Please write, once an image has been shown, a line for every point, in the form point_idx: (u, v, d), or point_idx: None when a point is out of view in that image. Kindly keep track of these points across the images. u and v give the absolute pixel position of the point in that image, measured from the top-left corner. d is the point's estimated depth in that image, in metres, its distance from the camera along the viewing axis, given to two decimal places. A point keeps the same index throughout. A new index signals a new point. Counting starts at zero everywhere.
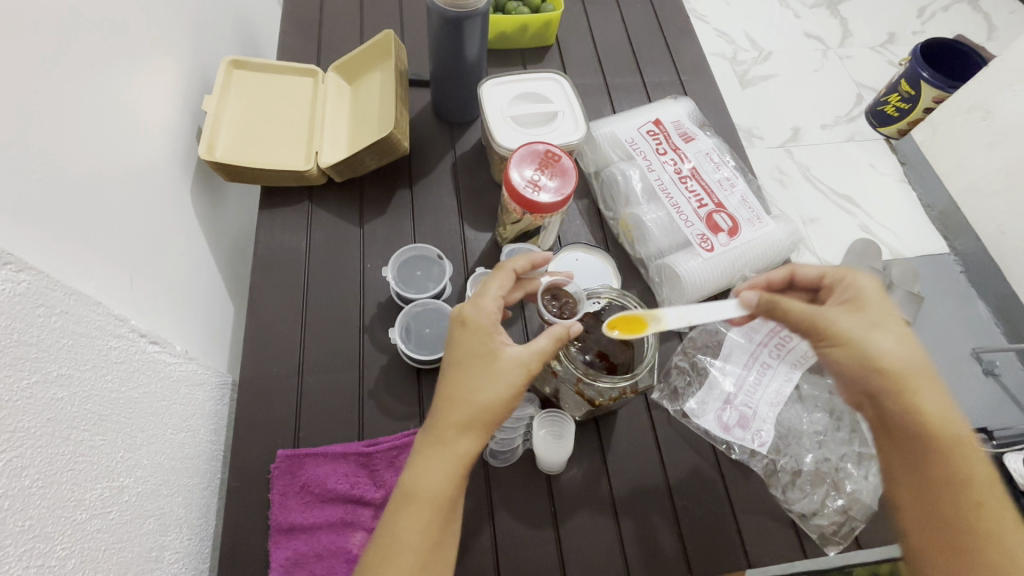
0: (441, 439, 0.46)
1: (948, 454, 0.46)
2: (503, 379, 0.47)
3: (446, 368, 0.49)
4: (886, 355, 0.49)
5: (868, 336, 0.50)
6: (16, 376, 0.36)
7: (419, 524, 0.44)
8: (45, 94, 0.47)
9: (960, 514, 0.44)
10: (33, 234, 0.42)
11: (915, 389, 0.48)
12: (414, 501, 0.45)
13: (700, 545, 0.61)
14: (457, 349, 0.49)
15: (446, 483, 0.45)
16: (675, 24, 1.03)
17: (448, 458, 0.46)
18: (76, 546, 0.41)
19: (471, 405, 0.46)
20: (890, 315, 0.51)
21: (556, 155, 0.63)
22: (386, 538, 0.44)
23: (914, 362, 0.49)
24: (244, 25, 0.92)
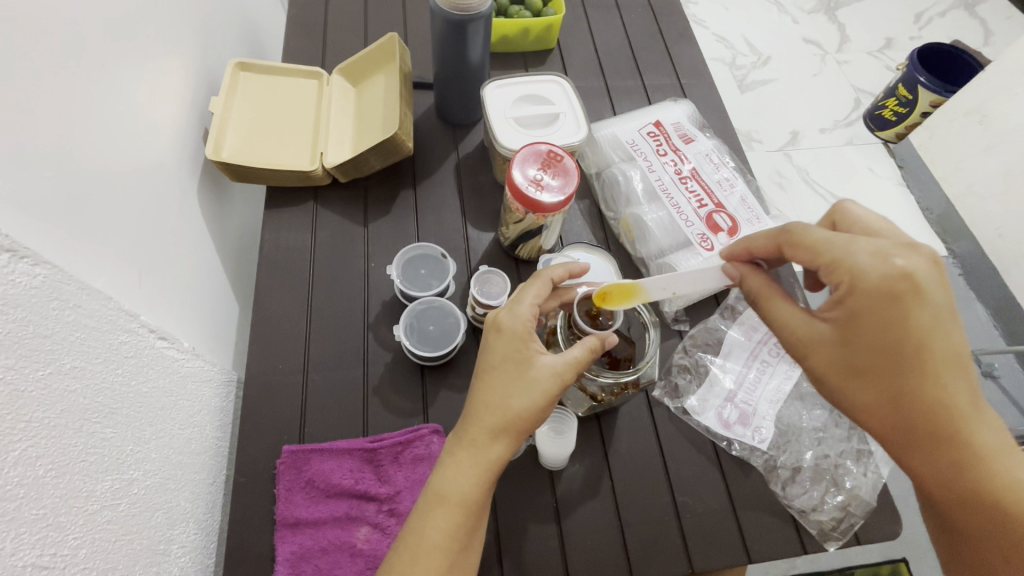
0: (472, 444, 0.47)
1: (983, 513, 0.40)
2: (538, 389, 0.47)
3: (480, 372, 0.49)
4: (868, 400, 0.41)
5: (846, 372, 0.42)
6: (32, 368, 0.37)
7: (447, 526, 0.45)
8: (58, 95, 0.48)
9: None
10: (45, 229, 0.43)
11: (932, 443, 0.40)
12: (444, 503, 0.45)
13: (701, 541, 0.62)
14: (490, 353, 0.49)
15: (476, 487, 0.46)
16: (675, 28, 1.05)
17: (479, 464, 0.46)
18: (87, 537, 0.41)
19: (504, 411, 0.47)
20: (895, 339, 0.40)
21: (558, 155, 0.65)
22: (414, 540, 0.45)
23: (930, 404, 0.40)
24: (250, 28, 0.93)
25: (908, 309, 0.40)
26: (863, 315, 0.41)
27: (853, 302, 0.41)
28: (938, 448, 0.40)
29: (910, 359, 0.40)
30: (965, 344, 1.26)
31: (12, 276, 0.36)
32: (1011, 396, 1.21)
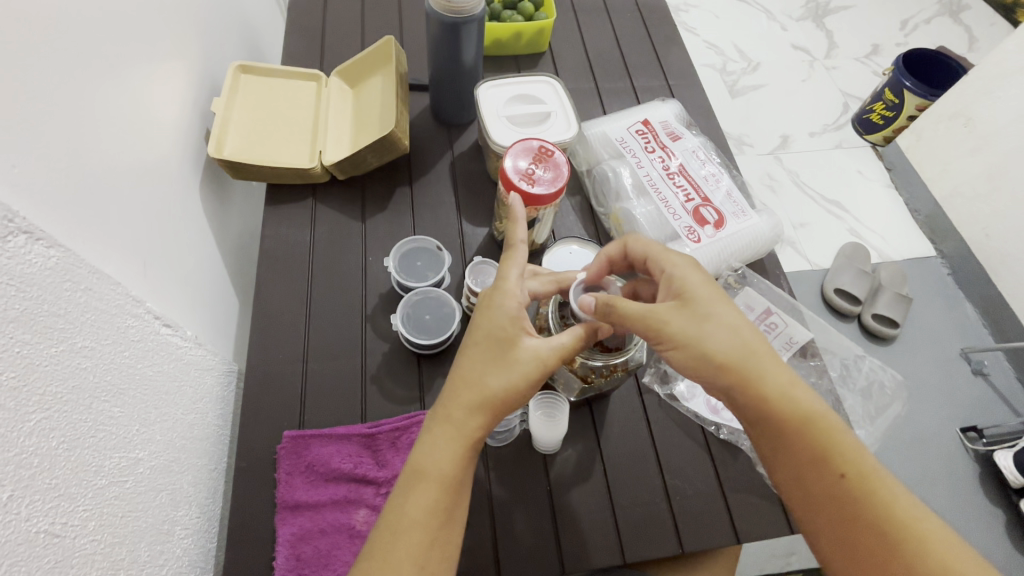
0: (452, 419, 0.49)
1: (863, 509, 0.45)
2: (519, 370, 0.49)
3: (465, 347, 0.52)
4: (728, 383, 0.47)
5: (700, 360, 0.47)
6: (46, 343, 0.39)
7: (428, 501, 0.46)
8: (70, 94, 0.50)
9: (837, 490, 0.45)
10: (57, 218, 0.45)
11: (751, 381, 0.47)
12: (423, 478, 0.47)
13: (690, 523, 0.63)
14: (477, 328, 0.52)
15: (454, 463, 0.47)
16: (664, 33, 1.08)
17: (457, 439, 0.48)
18: (96, 510, 0.43)
19: (483, 388, 0.49)
20: (718, 307, 0.48)
21: (549, 150, 0.67)
22: (394, 515, 0.46)
23: (739, 357, 0.47)
24: (249, 32, 0.96)
25: (698, 284, 0.49)
26: (686, 291, 0.49)
27: (679, 284, 0.50)
28: (817, 444, 0.46)
29: (758, 350, 0.48)
30: (953, 343, 1.29)
31: (29, 256, 0.38)
32: (1000, 394, 1.23)
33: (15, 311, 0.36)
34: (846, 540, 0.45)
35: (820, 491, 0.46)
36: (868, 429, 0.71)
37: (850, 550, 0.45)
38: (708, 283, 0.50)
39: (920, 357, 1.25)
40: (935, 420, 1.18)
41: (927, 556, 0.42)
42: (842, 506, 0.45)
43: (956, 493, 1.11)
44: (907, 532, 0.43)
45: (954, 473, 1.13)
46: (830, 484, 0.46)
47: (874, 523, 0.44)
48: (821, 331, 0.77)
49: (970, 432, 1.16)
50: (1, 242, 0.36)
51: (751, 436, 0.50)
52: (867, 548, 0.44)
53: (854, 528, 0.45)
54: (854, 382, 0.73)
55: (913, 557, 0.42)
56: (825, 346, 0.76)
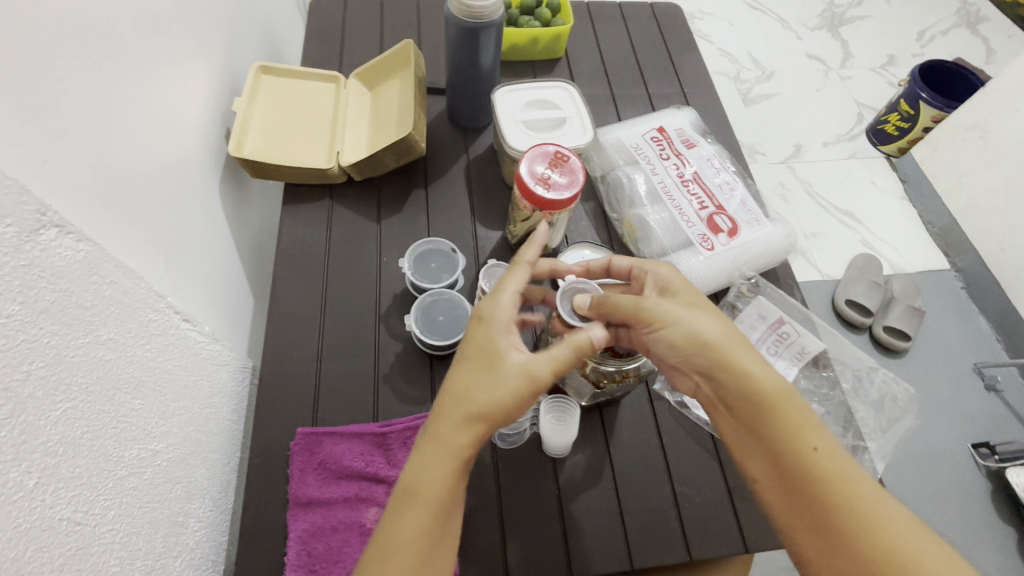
0: (437, 437, 0.48)
1: (833, 486, 0.45)
2: (509, 387, 0.49)
3: (455, 364, 0.52)
4: (715, 359, 0.50)
5: (691, 340, 0.51)
6: (74, 335, 0.40)
7: (418, 521, 0.46)
8: (99, 91, 0.51)
9: (809, 468, 0.46)
10: (89, 211, 0.46)
11: (727, 360, 0.50)
12: (413, 498, 0.47)
13: (698, 530, 0.63)
14: (466, 343, 0.52)
15: (444, 482, 0.47)
16: (679, 41, 1.09)
17: (446, 458, 0.47)
18: (116, 500, 0.44)
19: (472, 405, 0.49)
20: (692, 295, 0.54)
21: (565, 156, 0.68)
22: (387, 532, 0.46)
23: (716, 339, 0.51)
24: (270, 34, 0.97)
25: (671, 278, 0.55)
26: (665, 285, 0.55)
27: (665, 281, 0.56)
28: (788, 422, 0.48)
29: (736, 336, 0.52)
30: (967, 357, 1.28)
31: (59, 249, 0.39)
32: (1014, 410, 1.22)
33: (46, 302, 0.37)
34: (822, 521, 0.45)
35: (795, 467, 0.46)
36: (879, 441, 0.71)
37: (826, 530, 0.44)
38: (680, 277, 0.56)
39: (933, 370, 1.24)
40: (947, 434, 1.17)
41: (890, 533, 0.43)
42: (815, 481, 0.45)
43: (966, 509, 1.10)
44: (868, 508, 0.44)
45: (965, 489, 1.11)
46: (805, 459, 0.46)
47: (845, 501, 0.44)
48: (834, 341, 0.77)
49: (982, 448, 1.15)
50: (33, 235, 0.37)
51: (731, 426, 0.51)
52: (842, 527, 0.44)
53: (826, 504, 0.45)
54: (865, 394, 0.73)
55: (878, 536, 0.43)
56: (837, 356, 0.76)
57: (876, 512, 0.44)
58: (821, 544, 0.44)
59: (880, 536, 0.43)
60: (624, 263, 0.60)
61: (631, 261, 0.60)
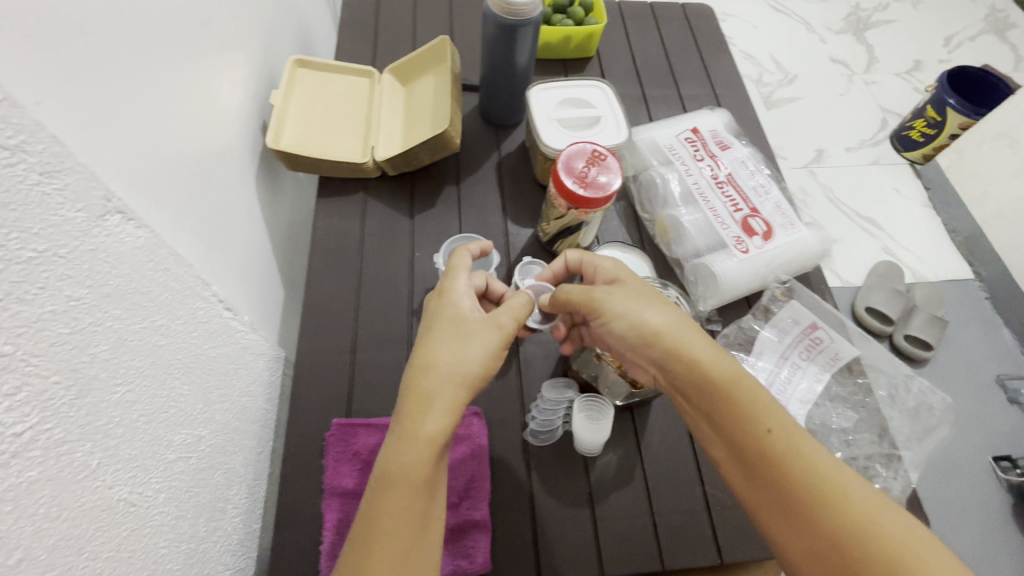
0: (411, 411, 0.46)
1: (788, 466, 0.44)
2: (479, 345, 0.49)
3: (421, 339, 0.50)
4: (669, 348, 0.50)
5: (639, 331, 0.51)
6: (133, 320, 0.40)
7: (402, 506, 0.43)
8: (153, 80, 0.52)
9: (763, 448, 0.45)
10: (143, 198, 0.47)
11: (675, 346, 0.50)
12: (394, 483, 0.44)
13: (730, 533, 0.63)
14: (431, 320, 0.52)
15: (424, 457, 0.44)
16: (710, 42, 1.08)
17: (422, 428, 0.45)
18: (166, 483, 0.44)
19: (445, 368, 0.47)
20: (635, 282, 0.55)
21: (602, 154, 0.68)
22: (369, 525, 0.43)
23: (662, 325, 0.51)
24: (304, 28, 0.98)
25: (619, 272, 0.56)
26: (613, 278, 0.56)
27: (613, 274, 0.57)
28: (738, 403, 0.47)
29: (685, 322, 0.51)
30: (990, 368, 1.26)
31: (122, 235, 0.39)
32: None
33: (110, 287, 0.38)
34: (785, 502, 0.44)
35: (752, 449, 0.45)
36: (910, 450, 0.70)
37: (791, 511, 0.43)
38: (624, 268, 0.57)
39: (955, 380, 1.22)
40: (968, 445, 1.15)
41: (850, 507, 0.42)
42: (771, 461, 0.45)
43: (986, 522, 1.08)
44: (827, 484, 0.43)
45: (985, 502, 1.10)
46: (758, 441, 0.45)
47: (803, 480, 0.43)
48: (865, 348, 0.76)
49: (1003, 461, 1.13)
50: (100, 221, 0.37)
51: (693, 415, 0.50)
52: (801, 507, 0.43)
53: (781, 484, 0.44)
54: (893, 401, 0.73)
55: (834, 510, 0.42)
56: (870, 363, 0.75)
57: (831, 489, 0.43)
58: (788, 524, 0.43)
59: (843, 511, 0.42)
60: (574, 258, 0.62)
61: (579, 253, 0.61)
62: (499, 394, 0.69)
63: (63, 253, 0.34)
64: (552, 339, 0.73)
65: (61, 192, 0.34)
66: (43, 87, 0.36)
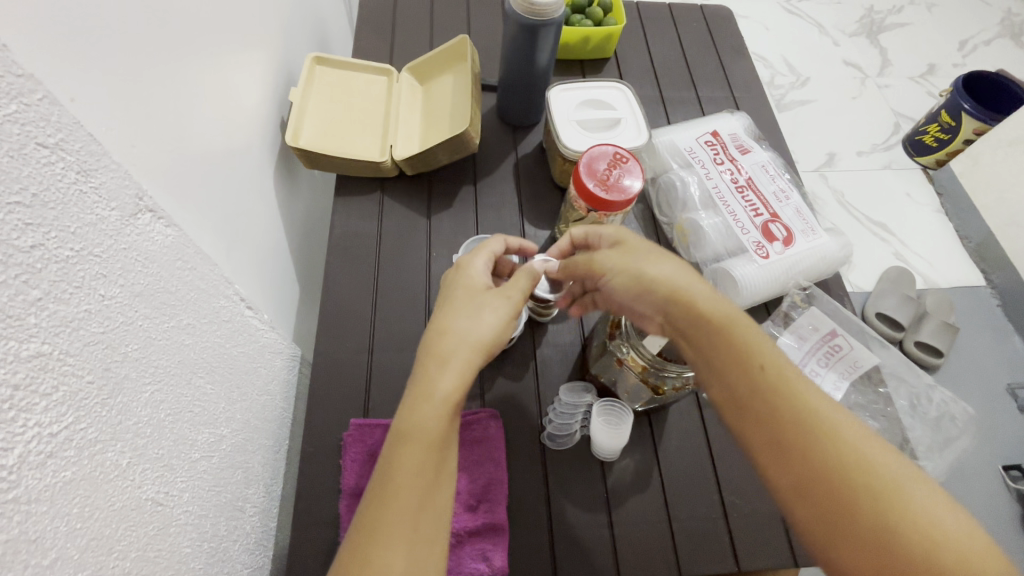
0: (426, 373, 0.47)
1: (785, 405, 0.42)
2: (494, 314, 0.50)
3: (437, 310, 0.52)
4: (664, 294, 0.49)
5: (638, 282, 0.50)
6: (161, 319, 0.40)
7: (415, 463, 0.43)
8: (180, 77, 0.52)
9: (757, 385, 0.43)
10: (170, 196, 0.47)
11: (674, 291, 0.48)
12: (407, 441, 0.44)
13: (748, 541, 0.63)
14: (447, 293, 0.54)
15: (439, 417, 0.45)
16: (727, 44, 1.07)
17: (436, 391, 0.46)
18: (190, 482, 0.44)
19: (460, 335, 0.49)
20: (638, 240, 0.54)
21: (624, 156, 0.67)
22: (382, 480, 0.43)
23: (661, 273, 0.49)
24: (321, 25, 0.98)
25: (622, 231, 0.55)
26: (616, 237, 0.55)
27: (616, 234, 0.55)
28: (734, 340, 0.45)
29: (686, 272, 0.50)
30: (1001, 376, 1.25)
31: (152, 234, 0.39)
32: None
33: (140, 286, 0.38)
34: (779, 439, 0.41)
35: (746, 388, 0.43)
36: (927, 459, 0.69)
37: (783, 447, 0.41)
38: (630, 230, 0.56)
39: (967, 388, 1.22)
40: (977, 453, 1.15)
41: (844, 445, 0.40)
42: (766, 398, 0.42)
43: (995, 531, 1.08)
44: (822, 422, 0.41)
45: (995, 511, 1.09)
46: (753, 379, 0.43)
47: (796, 417, 0.41)
48: (883, 355, 0.75)
49: (1013, 470, 1.12)
50: (132, 219, 0.37)
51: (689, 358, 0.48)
52: (794, 442, 0.41)
53: (777, 423, 0.41)
54: (907, 409, 0.72)
55: (829, 447, 0.40)
56: (890, 371, 0.74)
57: (827, 427, 0.41)
58: (781, 462, 0.41)
59: (838, 448, 0.40)
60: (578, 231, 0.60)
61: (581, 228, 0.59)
62: (516, 396, 0.69)
63: (98, 252, 0.33)
64: (569, 342, 0.73)
65: (96, 191, 0.33)
66: (77, 86, 0.36)
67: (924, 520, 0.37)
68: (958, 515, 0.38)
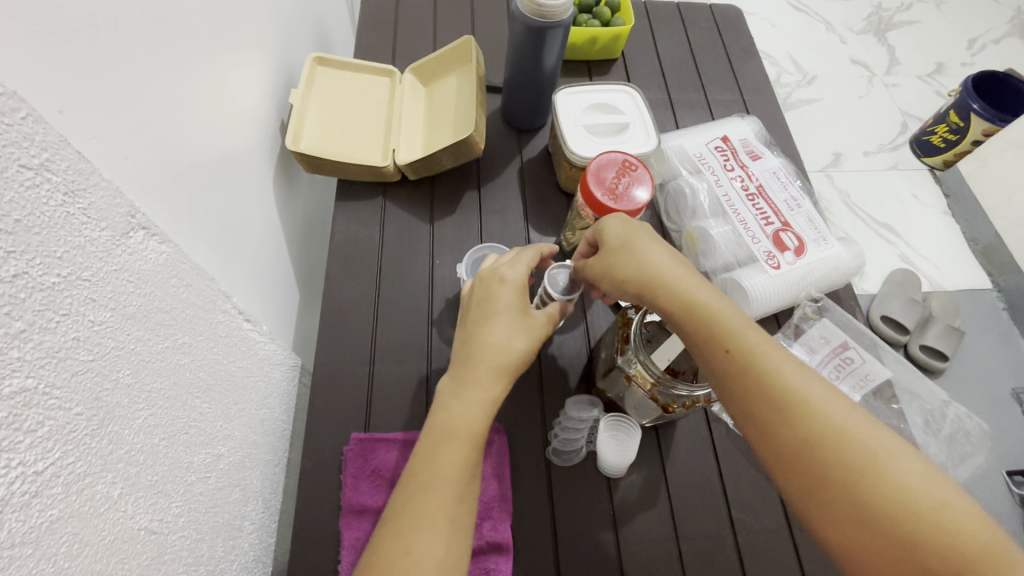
0: (476, 378, 0.49)
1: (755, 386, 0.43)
2: (537, 335, 0.52)
3: (480, 318, 0.52)
4: (637, 289, 0.50)
5: (615, 279, 0.51)
6: (155, 340, 0.39)
7: (456, 458, 0.46)
8: (175, 84, 0.50)
9: (729, 368, 0.44)
10: (163, 211, 0.45)
11: (645, 285, 0.49)
12: (451, 438, 0.46)
13: (757, 560, 0.61)
14: (490, 301, 0.52)
15: (483, 419, 0.48)
16: (736, 44, 1.05)
17: (486, 397, 0.48)
18: (186, 507, 0.43)
19: (508, 350, 0.50)
20: (619, 228, 0.52)
21: (633, 164, 0.65)
22: (422, 471, 0.45)
23: (633, 267, 0.50)
24: (322, 25, 0.96)
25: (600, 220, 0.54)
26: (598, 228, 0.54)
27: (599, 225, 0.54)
28: (702, 328, 0.46)
29: (665, 262, 0.49)
30: (1007, 381, 1.23)
31: (145, 252, 0.38)
32: None
33: (132, 308, 0.36)
34: (754, 418, 0.43)
35: (719, 373, 0.45)
36: None
37: (759, 426, 0.43)
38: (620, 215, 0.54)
39: (973, 394, 1.20)
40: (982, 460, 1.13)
41: (815, 417, 0.41)
42: (736, 381, 0.44)
43: None
44: (792, 397, 0.42)
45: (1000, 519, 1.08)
46: (723, 365, 0.45)
47: (767, 395, 0.43)
48: (894, 367, 0.73)
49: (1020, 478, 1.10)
50: (123, 239, 0.35)
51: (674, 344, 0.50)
52: (767, 422, 0.42)
53: (750, 403, 0.43)
54: (916, 422, 0.71)
55: (799, 422, 0.41)
56: (903, 385, 0.73)
57: (797, 404, 0.42)
58: (758, 437, 0.43)
59: (807, 421, 0.41)
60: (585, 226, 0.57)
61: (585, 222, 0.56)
62: (520, 409, 0.67)
63: (88, 276, 0.32)
64: (575, 354, 0.71)
65: (86, 212, 0.32)
66: (66, 101, 0.35)
67: (904, 485, 0.38)
68: (933, 478, 0.38)
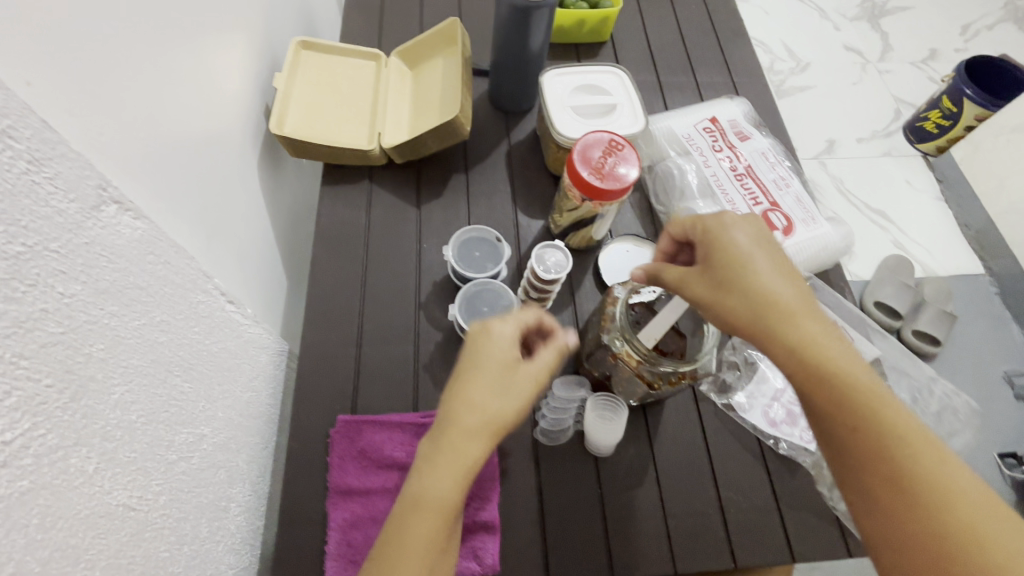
0: (451, 444, 0.43)
1: (868, 426, 0.39)
2: (522, 395, 0.45)
3: (461, 375, 0.46)
4: (749, 325, 0.43)
5: (721, 310, 0.44)
6: (131, 317, 0.38)
7: (424, 533, 0.40)
8: (152, 61, 0.49)
9: (837, 410, 0.39)
10: (139, 189, 0.44)
11: (764, 318, 0.42)
12: (420, 509, 0.41)
13: (745, 538, 0.61)
14: (475, 356, 0.46)
15: (456, 491, 0.42)
16: (726, 27, 1.04)
17: (459, 467, 0.42)
18: (166, 486, 0.43)
19: (485, 413, 0.44)
20: (740, 252, 0.45)
21: (619, 143, 0.65)
22: (390, 542, 0.40)
23: (752, 299, 0.43)
24: (307, 9, 0.94)
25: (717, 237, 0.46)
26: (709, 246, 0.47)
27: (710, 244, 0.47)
28: (814, 365, 0.40)
29: (793, 301, 0.43)
30: (997, 363, 1.24)
31: (119, 228, 0.37)
32: None
33: (105, 283, 0.35)
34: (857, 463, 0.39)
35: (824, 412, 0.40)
36: None
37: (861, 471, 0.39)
38: (745, 236, 0.46)
39: (963, 377, 1.21)
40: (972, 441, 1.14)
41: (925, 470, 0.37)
42: (844, 422, 0.39)
43: None
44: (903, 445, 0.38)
45: None
46: (832, 406, 0.39)
47: (876, 441, 0.38)
48: (881, 346, 0.74)
49: (1009, 458, 1.11)
50: (95, 212, 0.35)
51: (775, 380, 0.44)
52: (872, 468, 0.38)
53: (856, 448, 0.39)
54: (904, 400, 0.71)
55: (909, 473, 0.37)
56: (891, 364, 0.73)
57: (905, 440, 0.38)
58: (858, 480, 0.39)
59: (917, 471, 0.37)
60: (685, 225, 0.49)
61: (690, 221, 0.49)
62: None
63: (55, 247, 0.31)
64: None
65: (52, 181, 0.31)
66: (37, 73, 0.34)
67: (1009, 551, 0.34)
68: None
